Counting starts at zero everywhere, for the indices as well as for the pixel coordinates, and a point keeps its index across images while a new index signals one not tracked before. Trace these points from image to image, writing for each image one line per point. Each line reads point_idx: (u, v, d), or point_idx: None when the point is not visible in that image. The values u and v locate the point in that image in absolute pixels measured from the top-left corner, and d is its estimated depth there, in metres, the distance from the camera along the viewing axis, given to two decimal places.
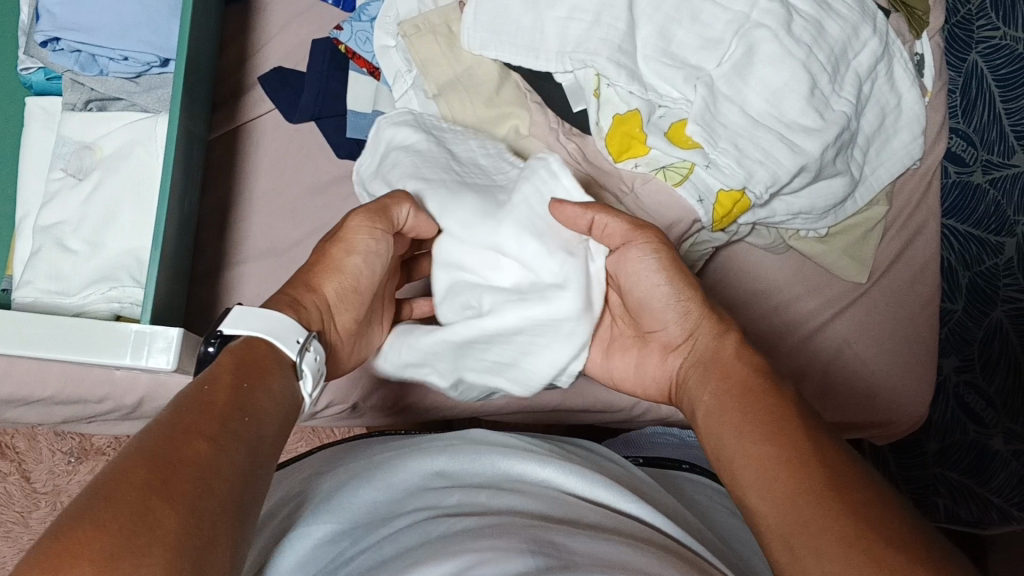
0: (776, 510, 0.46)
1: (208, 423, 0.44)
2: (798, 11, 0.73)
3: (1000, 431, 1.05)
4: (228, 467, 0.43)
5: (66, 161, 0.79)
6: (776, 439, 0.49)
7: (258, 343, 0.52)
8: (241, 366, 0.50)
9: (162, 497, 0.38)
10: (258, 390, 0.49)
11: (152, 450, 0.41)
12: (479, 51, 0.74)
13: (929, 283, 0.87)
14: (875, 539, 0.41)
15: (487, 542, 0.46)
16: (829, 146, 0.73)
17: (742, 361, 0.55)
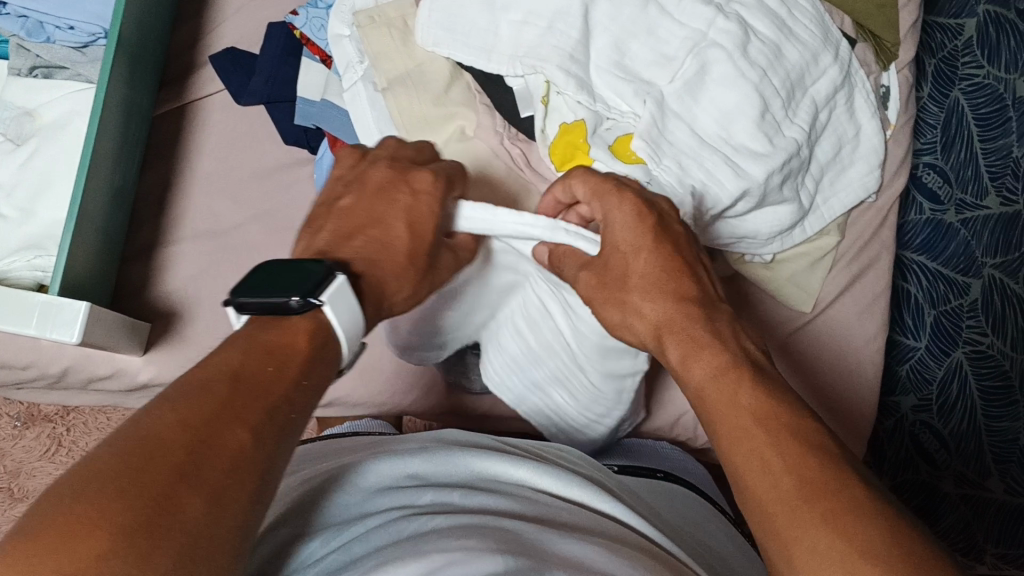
0: (758, 516, 0.43)
1: (258, 408, 0.40)
2: (757, 32, 0.71)
3: (952, 474, 0.99)
4: (262, 460, 0.39)
5: (5, 126, 0.81)
6: (756, 441, 0.45)
7: (313, 338, 0.47)
8: (302, 358, 0.45)
9: (188, 483, 0.35)
10: (308, 385, 0.44)
11: (187, 425, 0.37)
12: (432, 48, 0.74)
13: (876, 319, 0.86)
14: (852, 554, 0.39)
15: (458, 542, 0.44)
16: (774, 172, 0.71)
17: (705, 364, 0.51)
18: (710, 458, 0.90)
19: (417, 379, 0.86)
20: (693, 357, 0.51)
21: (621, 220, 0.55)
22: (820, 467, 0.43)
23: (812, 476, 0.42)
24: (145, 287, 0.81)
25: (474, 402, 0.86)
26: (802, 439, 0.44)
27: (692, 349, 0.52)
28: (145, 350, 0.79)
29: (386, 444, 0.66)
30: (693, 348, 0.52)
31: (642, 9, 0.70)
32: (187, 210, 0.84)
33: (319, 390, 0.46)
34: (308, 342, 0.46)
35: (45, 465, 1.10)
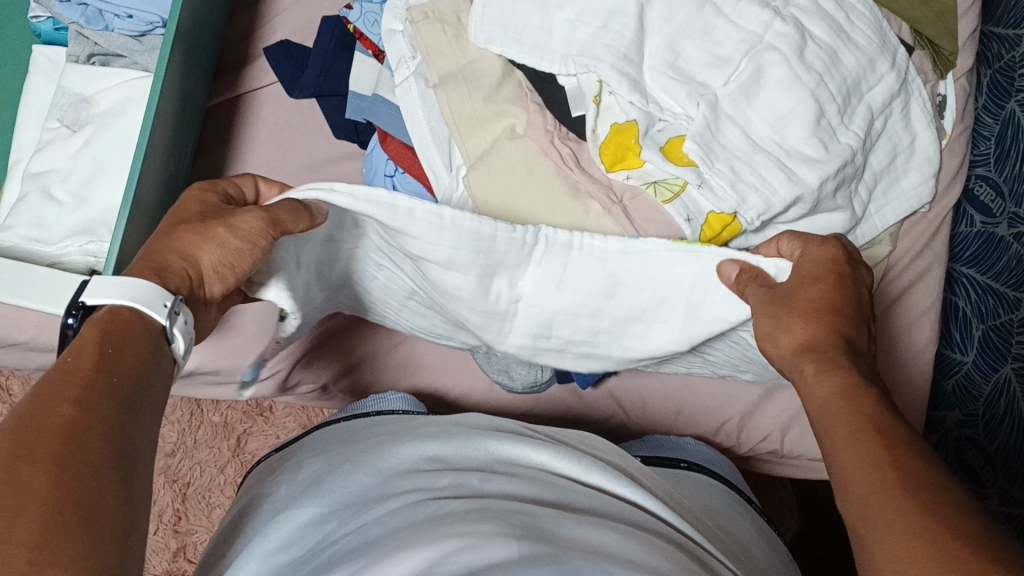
0: (857, 514, 0.46)
1: (74, 385, 0.41)
2: (814, 37, 0.70)
3: (996, 491, 0.94)
4: (98, 423, 0.40)
5: (62, 112, 0.83)
6: (860, 446, 0.48)
7: (120, 312, 0.47)
8: (107, 332, 0.45)
9: (29, 460, 0.37)
10: (127, 353, 0.45)
11: (7, 426, 0.38)
12: (485, 45, 0.74)
13: (926, 331, 0.85)
14: (946, 539, 0.41)
15: (471, 527, 0.43)
16: (829, 178, 0.70)
17: (827, 378, 0.53)
18: (752, 466, 0.89)
19: (457, 377, 0.85)
20: (817, 374, 0.54)
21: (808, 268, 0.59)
22: (917, 471, 0.46)
23: (907, 477, 0.45)
24: None
25: (515, 400, 0.86)
26: (894, 445, 0.47)
27: (827, 367, 0.53)
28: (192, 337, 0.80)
29: (392, 424, 0.67)
30: (827, 366, 0.54)
31: (698, 10, 0.70)
32: None
33: (161, 352, 0.47)
34: (99, 323, 0.46)
35: None
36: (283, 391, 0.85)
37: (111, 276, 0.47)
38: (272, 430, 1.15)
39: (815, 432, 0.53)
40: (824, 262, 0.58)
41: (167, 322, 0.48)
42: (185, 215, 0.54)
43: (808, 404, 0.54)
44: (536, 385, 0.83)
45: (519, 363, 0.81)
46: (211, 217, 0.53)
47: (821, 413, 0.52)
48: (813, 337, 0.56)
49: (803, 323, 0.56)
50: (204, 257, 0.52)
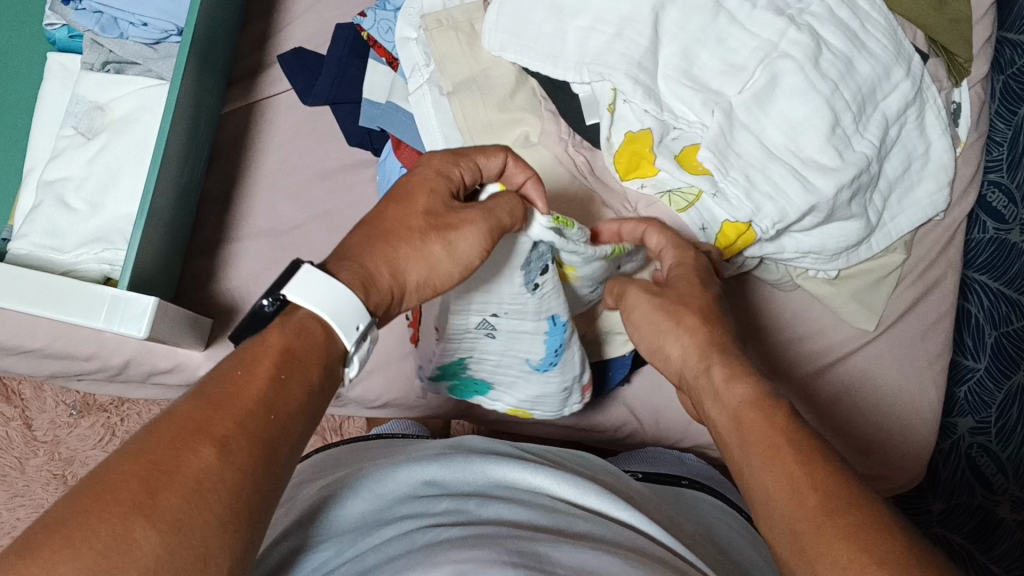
0: (776, 537, 0.41)
1: (227, 419, 0.38)
2: (828, 45, 0.70)
3: (1009, 498, 0.92)
4: (237, 475, 0.36)
5: (77, 120, 0.83)
6: (773, 461, 0.43)
7: (309, 323, 0.44)
8: (285, 354, 0.42)
9: (145, 513, 0.33)
10: (294, 385, 0.41)
11: (144, 456, 0.35)
12: (499, 53, 0.73)
13: (940, 341, 0.84)
14: (870, 567, 0.36)
15: (467, 552, 0.41)
16: (845, 187, 0.69)
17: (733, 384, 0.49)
18: None
19: None
20: (726, 384, 0.49)
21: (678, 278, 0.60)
22: (833, 481, 0.41)
23: (826, 493, 0.40)
24: (205, 282, 0.82)
25: None
26: (810, 456, 0.43)
27: (730, 374, 0.50)
28: (206, 343, 0.80)
29: (406, 449, 0.66)
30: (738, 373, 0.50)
31: (713, 17, 0.70)
32: (251, 207, 0.85)
33: (325, 385, 0.44)
34: (283, 339, 0.43)
35: (99, 454, 1.08)
36: None
37: (322, 274, 0.45)
38: None
39: (725, 446, 0.48)
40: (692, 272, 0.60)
41: (352, 349, 0.46)
42: (408, 209, 0.51)
43: (715, 413, 0.49)
44: None
45: None
46: (435, 226, 0.51)
47: (732, 425, 0.47)
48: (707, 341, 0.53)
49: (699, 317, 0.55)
50: (409, 275, 0.50)
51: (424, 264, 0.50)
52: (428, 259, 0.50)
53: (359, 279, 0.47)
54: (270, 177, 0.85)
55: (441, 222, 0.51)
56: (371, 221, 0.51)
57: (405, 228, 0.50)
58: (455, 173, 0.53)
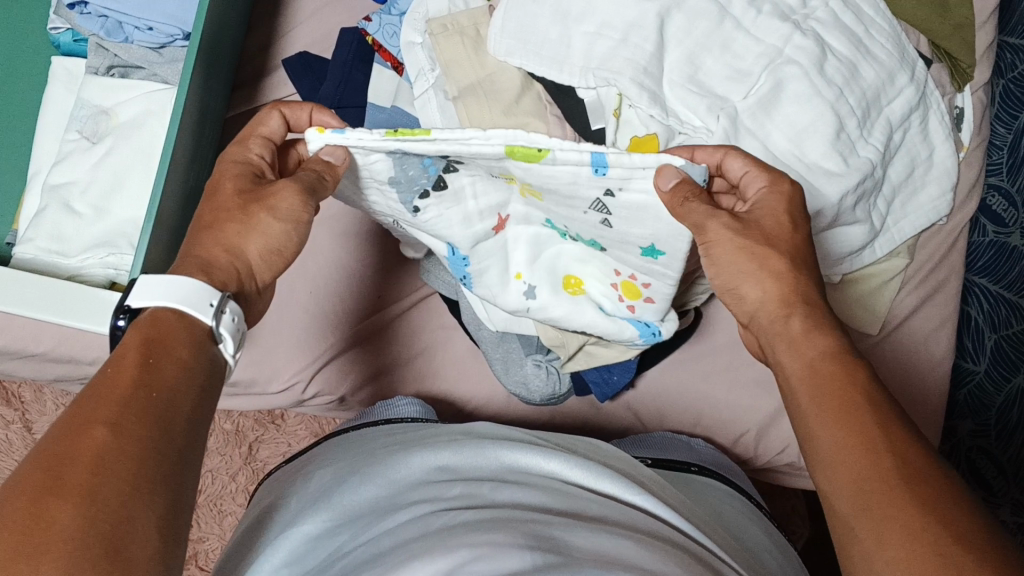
0: (845, 495, 0.45)
1: (111, 405, 0.40)
2: (834, 51, 0.71)
3: (1008, 501, 0.94)
4: (135, 448, 0.39)
5: (82, 124, 0.83)
6: (851, 422, 0.46)
7: (164, 316, 0.46)
8: (150, 341, 0.44)
9: (57, 493, 0.36)
10: (166, 363, 0.43)
11: (43, 454, 0.37)
12: (504, 58, 0.73)
13: (944, 343, 0.84)
14: (946, 540, 0.40)
15: (484, 536, 0.41)
16: (849, 193, 0.70)
17: (809, 344, 0.51)
18: (767, 477, 0.88)
19: (473, 387, 0.86)
20: (805, 335, 0.51)
21: (770, 227, 0.54)
22: (911, 451, 0.44)
23: (906, 469, 0.44)
24: None
25: (531, 410, 0.85)
26: (886, 420, 0.46)
27: (805, 331, 0.52)
28: None
29: (417, 432, 0.66)
30: (818, 328, 0.52)
31: (718, 23, 0.70)
32: None
33: (206, 366, 0.46)
34: (143, 332, 0.45)
35: None
36: (303, 403, 0.85)
37: (156, 275, 0.47)
38: (281, 439, 1.09)
39: (793, 396, 0.50)
40: (782, 222, 0.54)
41: (216, 327, 0.47)
42: (222, 196, 0.53)
43: (789, 361, 0.51)
44: (553, 398, 0.82)
45: (537, 374, 0.80)
46: (250, 200, 0.53)
47: (806, 376, 0.50)
48: (788, 289, 0.53)
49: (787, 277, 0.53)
50: (251, 250, 0.52)
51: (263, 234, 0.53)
52: (270, 235, 0.53)
53: (198, 267, 0.50)
54: None
55: (256, 197, 0.53)
56: (197, 224, 0.54)
57: (223, 215, 0.52)
58: (253, 153, 0.56)
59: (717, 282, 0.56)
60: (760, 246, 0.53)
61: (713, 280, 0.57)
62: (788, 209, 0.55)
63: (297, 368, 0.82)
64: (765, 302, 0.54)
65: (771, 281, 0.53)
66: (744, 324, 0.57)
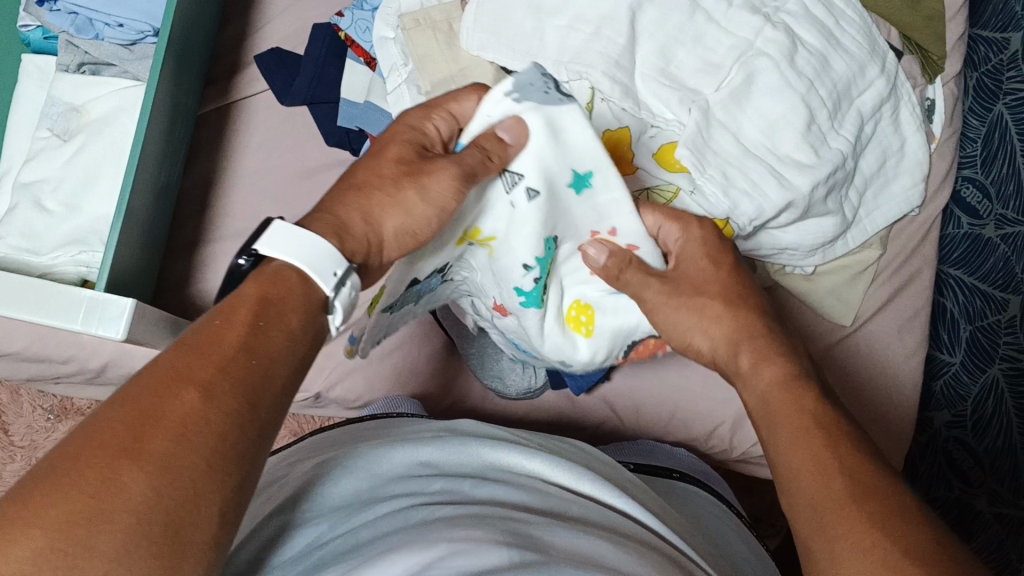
0: (801, 513, 0.44)
1: (209, 365, 0.38)
2: (804, 43, 0.71)
3: (985, 491, 0.93)
4: (223, 418, 0.37)
5: (53, 121, 0.83)
6: (806, 442, 0.46)
7: (288, 274, 0.43)
8: (267, 297, 0.42)
9: (134, 458, 0.34)
10: (275, 328, 0.41)
11: (128, 406, 0.35)
12: (477, 52, 0.73)
13: (917, 333, 0.85)
14: (889, 551, 0.39)
15: (461, 532, 0.41)
16: (820, 184, 0.70)
17: (770, 369, 0.51)
18: (745, 469, 0.89)
19: (451, 383, 0.86)
20: (755, 366, 0.52)
21: (695, 275, 0.58)
22: (862, 469, 0.44)
23: (853, 478, 0.43)
24: (185, 283, 0.83)
25: (509, 405, 0.86)
26: (835, 439, 0.45)
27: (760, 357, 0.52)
28: None
29: (396, 429, 0.66)
30: (766, 357, 0.52)
31: (689, 17, 0.71)
32: (228, 209, 0.85)
33: (312, 333, 0.43)
34: (259, 287, 0.42)
35: None
36: None
37: (296, 228, 0.43)
38: None
39: (756, 425, 0.51)
40: (707, 268, 0.58)
41: (332, 295, 0.44)
42: (381, 161, 0.49)
43: (749, 393, 0.52)
44: (529, 393, 0.84)
45: (512, 368, 0.82)
46: (407, 173, 0.49)
47: (762, 408, 0.50)
48: (734, 325, 0.55)
49: (730, 317, 0.55)
50: (387, 223, 0.48)
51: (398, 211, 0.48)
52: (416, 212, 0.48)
53: (331, 229, 0.45)
54: (247, 177, 0.85)
55: (415, 170, 0.49)
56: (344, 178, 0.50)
57: (376, 176, 0.49)
58: (430, 121, 0.53)
59: (672, 339, 0.59)
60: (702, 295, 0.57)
61: (665, 332, 0.59)
62: (706, 250, 0.59)
63: None
64: (716, 347, 0.56)
65: (722, 321, 0.55)
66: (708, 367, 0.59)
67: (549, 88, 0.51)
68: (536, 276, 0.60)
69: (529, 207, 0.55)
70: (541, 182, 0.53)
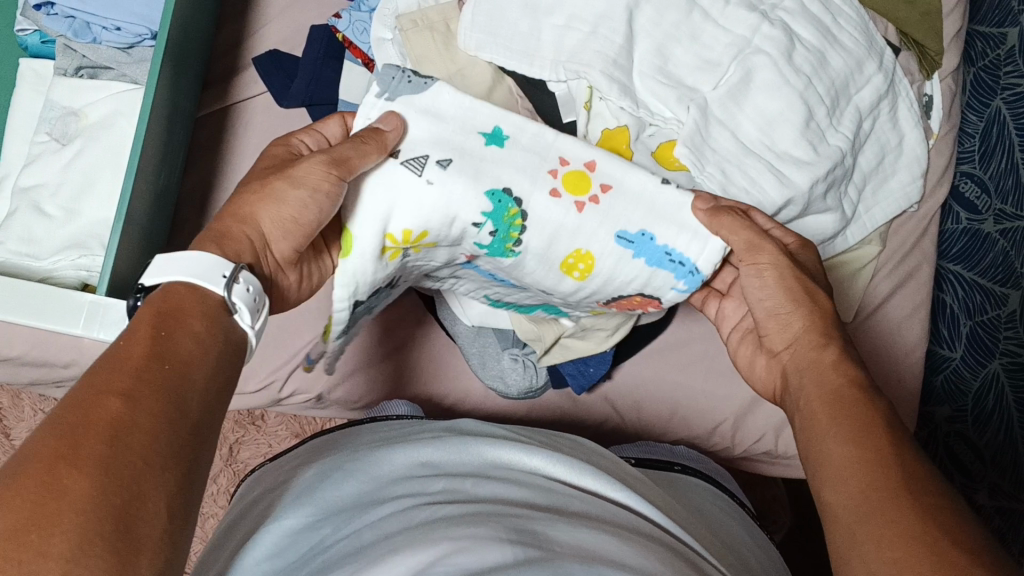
0: (848, 505, 0.44)
1: (126, 376, 0.39)
2: (802, 40, 0.71)
3: (986, 485, 0.93)
4: (150, 421, 0.38)
5: (51, 126, 0.83)
6: (866, 435, 0.47)
7: (176, 288, 0.46)
8: (161, 314, 0.44)
9: (71, 462, 0.34)
10: (179, 335, 0.43)
11: (57, 420, 0.36)
12: (475, 52, 0.73)
13: (917, 328, 0.85)
14: (940, 540, 0.39)
15: (464, 530, 0.41)
16: (819, 180, 0.70)
17: (838, 371, 0.52)
18: (746, 465, 0.89)
19: (452, 383, 0.85)
20: (837, 363, 0.52)
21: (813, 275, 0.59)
22: (912, 464, 0.44)
23: (908, 473, 0.44)
24: None
25: (510, 404, 0.86)
26: (899, 436, 0.46)
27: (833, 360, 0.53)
28: None
29: (399, 429, 0.65)
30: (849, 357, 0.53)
31: (687, 15, 0.70)
32: None
33: (218, 336, 0.45)
34: (153, 306, 0.44)
35: None
36: (280, 402, 0.85)
37: (167, 254, 0.47)
38: (263, 440, 1.09)
39: (812, 416, 0.51)
40: (823, 275, 0.61)
41: (227, 297, 0.47)
42: (254, 173, 0.56)
43: (815, 387, 0.52)
44: (531, 391, 0.83)
45: (514, 368, 0.81)
46: (273, 174, 0.54)
47: (829, 401, 0.50)
48: (829, 325, 0.56)
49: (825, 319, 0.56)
50: (261, 216, 0.53)
51: (295, 200, 0.53)
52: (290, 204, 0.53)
53: (216, 244, 0.50)
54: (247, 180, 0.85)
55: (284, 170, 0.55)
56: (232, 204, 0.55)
57: (248, 189, 0.54)
58: (300, 139, 0.60)
59: (761, 314, 0.59)
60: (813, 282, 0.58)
61: (761, 309, 0.59)
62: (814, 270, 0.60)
63: (274, 367, 0.82)
64: (805, 333, 0.56)
65: (822, 315, 0.56)
66: (777, 355, 0.58)
67: (409, 76, 0.61)
68: (490, 231, 0.61)
69: (458, 180, 0.59)
70: (451, 155, 0.60)
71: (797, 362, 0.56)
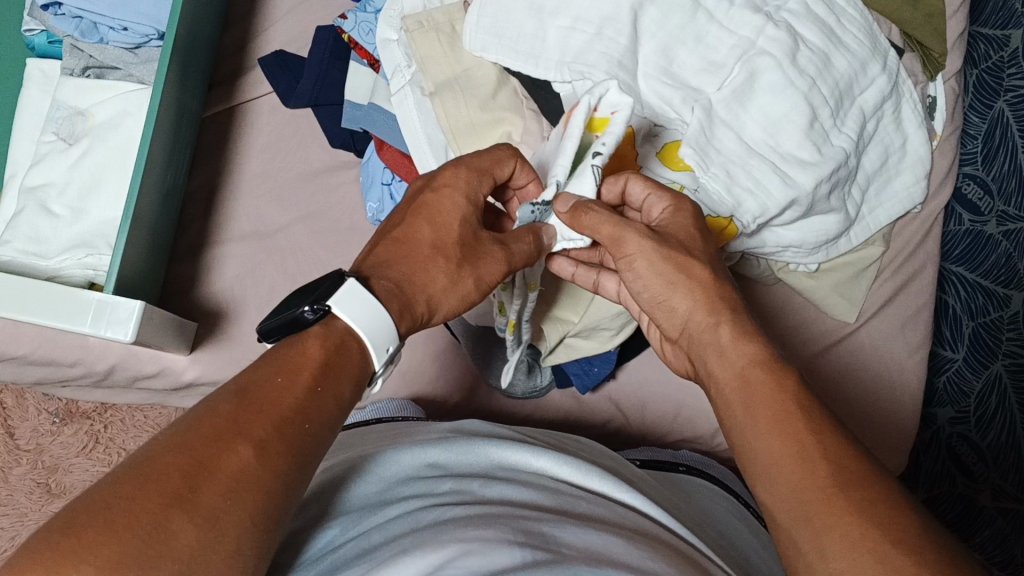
0: (783, 503, 0.43)
1: (266, 425, 0.40)
2: (806, 41, 0.71)
3: (989, 486, 0.94)
4: (271, 480, 0.39)
5: (58, 126, 0.83)
6: (786, 426, 0.45)
7: (349, 341, 0.46)
8: (326, 364, 0.44)
9: (186, 509, 0.35)
10: (329, 398, 0.43)
11: (189, 454, 0.37)
12: (480, 53, 0.73)
13: (920, 329, 0.85)
14: (882, 543, 0.39)
15: (473, 532, 0.42)
16: (823, 181, 0.70)
17: (739, 353, 0.50)
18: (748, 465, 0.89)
19: (457, 383, 0.86)
20: (734, 342, 0.51)
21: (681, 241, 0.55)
22: (844, 456, 0.43)
23: (836, 464, 0.42)
24: (190, 285, 0.83)
25: (513, 404, 0.86)
26: (819, 427, 0.44)
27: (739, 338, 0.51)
28: (192, 348, 0.81)
29: (404, 431, 0.66)
30: (748, 334, 0.51)
31: (691, 16, 0.70)
32: (234, 211, 0.85)
33: (355, 400, 0.46)
34: (324, 351, 0.45)
35: (82, 462, 1.07)
36: None
37: (364, 291, 0.47)
38: None
39: (727, 406, 0.49)
40: (695, 235, 0.56)
41: (379, 370, 0.48)
42: (442, 235, 0.53)
43: (720, 373, 0.50)
44: (534, 391, 0.85)
45: (518, 366, 0.82)
46: (466, 257, 0.54)
47: (738, 386, 0.49)
48: (714, 296, 0.53)
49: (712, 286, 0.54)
50: (442, 303, 0.53)
51: (454, 295, 0.54)
52: (460, 290, 0.54)
53: (396, 304, 0.49)
54: (253, 180, 0.86)
55: (472, 253, 0.54)
56: (402, 234, 0.53)
57: (433, 253, 0.53)
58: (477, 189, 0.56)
59: (647, 296, 0.56)
60: (684, 255, 0.54)
61: (642, 296, 0.56)
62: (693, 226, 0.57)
63: None
64: (693, 314, 0.54)
65: (703, 292, 0.54)
66: (674, 339, 0.57)
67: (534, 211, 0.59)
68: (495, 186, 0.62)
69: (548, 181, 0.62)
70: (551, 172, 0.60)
71: (695, 345, 0.54)
